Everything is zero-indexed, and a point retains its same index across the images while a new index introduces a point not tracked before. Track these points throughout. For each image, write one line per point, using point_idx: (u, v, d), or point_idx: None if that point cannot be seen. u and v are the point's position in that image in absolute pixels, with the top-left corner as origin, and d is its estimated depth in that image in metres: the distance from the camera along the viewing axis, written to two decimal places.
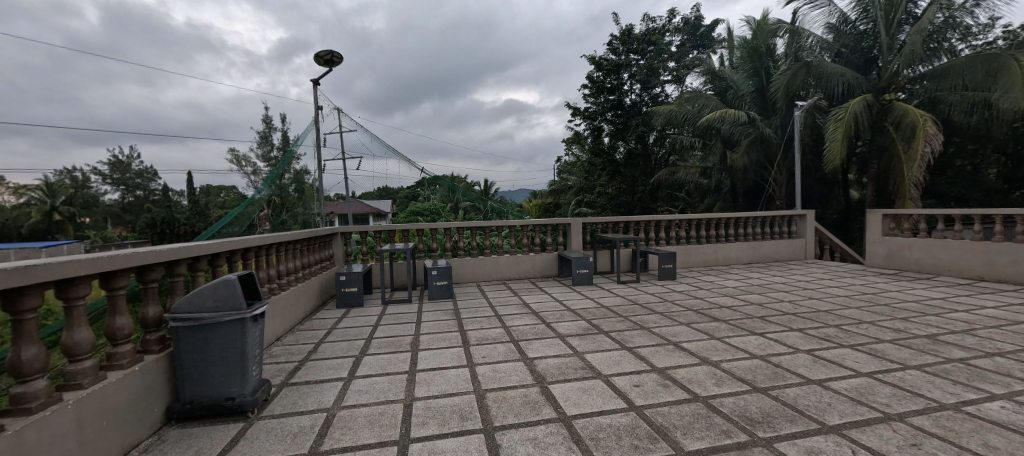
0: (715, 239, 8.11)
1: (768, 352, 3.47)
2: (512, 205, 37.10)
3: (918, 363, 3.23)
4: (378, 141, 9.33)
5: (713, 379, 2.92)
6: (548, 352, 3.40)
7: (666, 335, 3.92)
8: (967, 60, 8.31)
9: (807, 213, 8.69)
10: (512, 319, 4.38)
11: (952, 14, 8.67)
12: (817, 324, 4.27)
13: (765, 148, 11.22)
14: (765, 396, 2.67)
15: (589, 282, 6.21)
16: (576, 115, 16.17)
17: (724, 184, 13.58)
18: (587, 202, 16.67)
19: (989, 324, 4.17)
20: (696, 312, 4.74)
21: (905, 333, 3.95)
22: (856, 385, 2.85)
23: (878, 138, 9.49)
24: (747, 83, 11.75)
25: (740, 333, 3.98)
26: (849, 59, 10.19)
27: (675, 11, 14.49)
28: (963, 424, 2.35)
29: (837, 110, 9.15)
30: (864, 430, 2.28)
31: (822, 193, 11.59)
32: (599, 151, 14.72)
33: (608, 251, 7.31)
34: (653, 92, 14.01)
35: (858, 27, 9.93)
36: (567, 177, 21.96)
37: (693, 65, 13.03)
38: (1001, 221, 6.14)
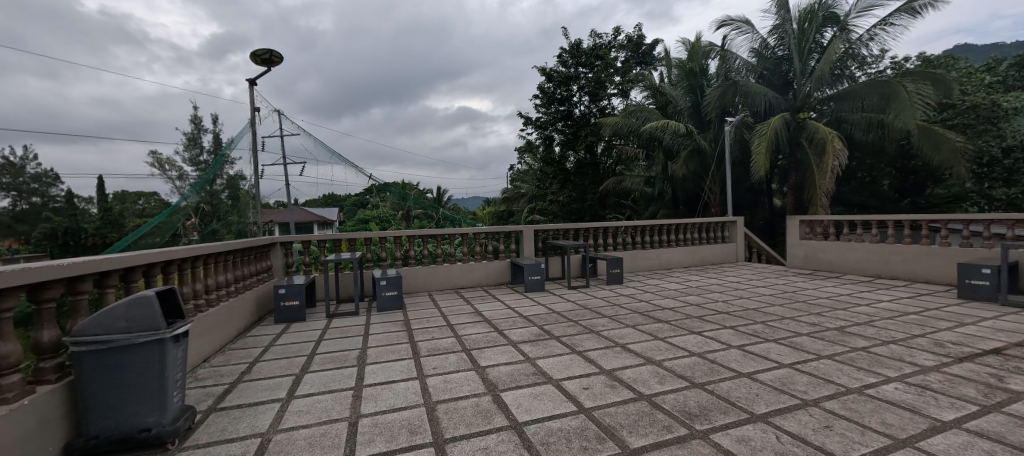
0: (658, 245, 8.55)
1: (705, 349, 3.72)
2: (466, 212, 36.85)
3: (830, 353, 3.61)
4: (323, 147, 8.96)
5: (655, 378, 3.07)
6: (500, 359, 3.40)
7: (614, 337, 4.07)
8: (864, 86, 9.51)
9: (737, 219, 9.43)
10: (465, 328, 4.33)
11: (851, 46, 9.89)
12: (747, 321, 4.62)
13: (701, 159, 12.06)
14: (702, 391, 2.85)
15: (541, 288, 6.31)
16: (528, 124, 16.48)
17: (667, 192, 14.38)
18: (540, 210, 16.96)
19: (886, 316, 4.75)
20: (642, 314, 4.97)
21: (819, 326, 4.39)
22: (779, 376, 3.12)
23: (795, 152, 10.54)
24: (685, 98, 12.61)
25: (681, 333, 4.22)
26: (771, 81, 11.23)
27: (621, 29, 15.24)
28: (866, 405, 2.65)
29: (761, 127, 10.05)
30: (786, 416, 2.50)
31: (750, 201, 12.62)
32: (550, 160, 15.09)
33: (560, 258, 7.48)
34: (600, 105, 14.59)
35: (777, 52, 11.03)
36: (520, 184, 22.23)
37: (637, 81, 13.78)
38: (893, 225, 7.04)
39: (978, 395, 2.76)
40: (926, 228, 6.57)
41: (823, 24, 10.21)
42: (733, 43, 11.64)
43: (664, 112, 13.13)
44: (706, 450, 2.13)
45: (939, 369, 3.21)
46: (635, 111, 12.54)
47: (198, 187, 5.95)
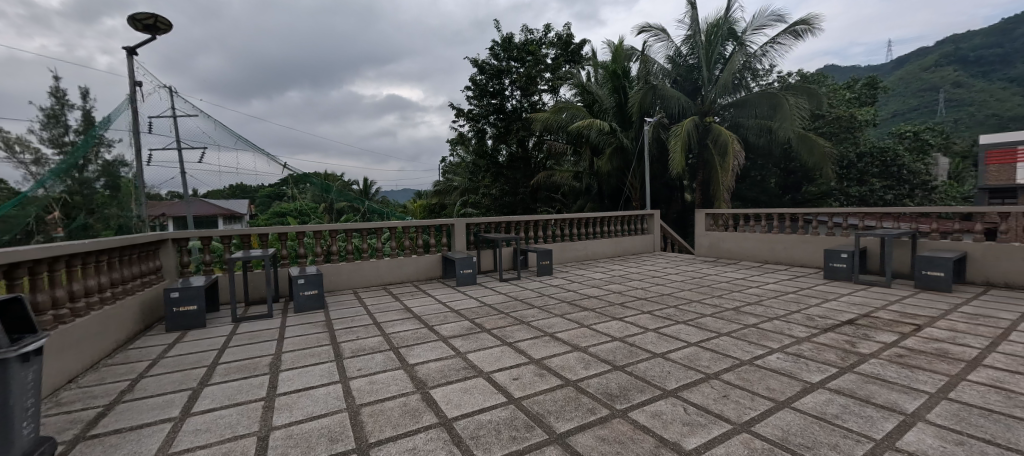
0: (584, 236, 8.94)
1: (625, 333, 3.97)
2: (395, 205, 35.58)
3: (728, 330, 4.06)
4: (230, 130, 8.17)
5: (581, 363, 3.21)
6: (429, 356, 3.33)
7: (543, 327, 4.18)
8: (758, 96, 10.74)
9: (653, 213, 10.18)
10: (392, 325, 4.18)
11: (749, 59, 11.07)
12: (662, 306, 5.01)
13: (624, 156, 12.81)
14: (622, 372, 3.04)
15: (473, 282, 6.29)
16: (460, 116, 16.34)
17: (593, 186, 14.42)
18: (474, 202, 17.15)
19: (772, 295, 5.44)
20: (569, 303, 5.16)
21: (720, 307, 4.91)
22: (688, 354, 3.43)
23: (703, 152, 11.60)
24: (610, 98, 13.11)
25: (604, 319, 4.46)
26: (683, 86, 12.18)
27: (551, 26, 15.60)
28: (756, 374, 3.01)
29: (676, 127, 10.91)
30: (692, 390, 2.76)
31: (666, 196, 13.67)
32: (483, 153, 15.34)
33: (491, 251, 7.47)
34: (531, 100, 14.86)
35: (688, 60, 11.98)
36: (451, 177, 21.96)
37: (567, 78, 14.32)
38: (778, 217, 8.07)
39: (838, 359, 3.27)
40: (802, 220, 7.63)
41: (726, 38, 11.28)
42: (651, 49, 12.43)
43: (590, 110, 13.64)
44: (626, 428, 2.28)
45: (810, 339, 3.76)
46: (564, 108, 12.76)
47: (57, 174, 4.73)
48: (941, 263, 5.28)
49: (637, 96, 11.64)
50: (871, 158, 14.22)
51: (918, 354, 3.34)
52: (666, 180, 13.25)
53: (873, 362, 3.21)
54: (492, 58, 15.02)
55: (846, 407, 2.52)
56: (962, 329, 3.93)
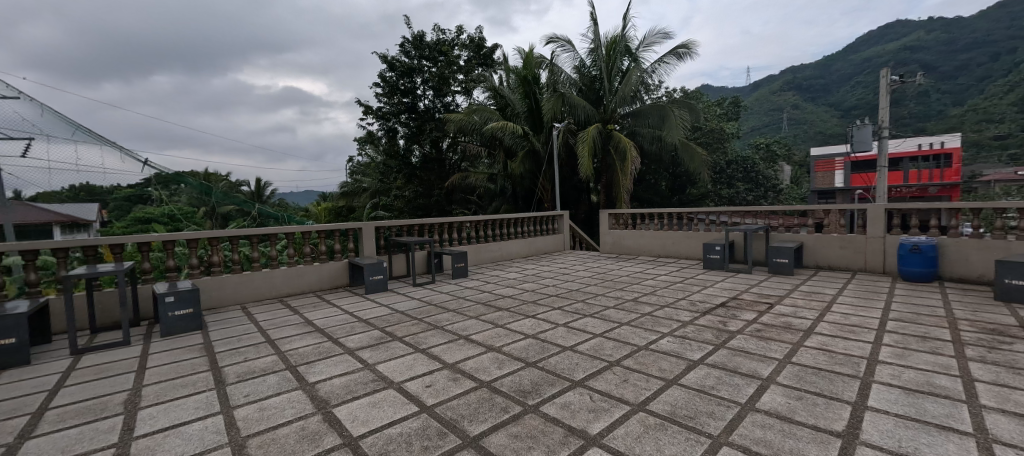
0: (498, 238, 9.05)
1: (537, 330, 4.10)
2: (296, 208, 32.73)
3: (628, 319, 4.42)
4: (66, 119, 6.86)
5: (495, 364, 3.23)
6: (333, 371, 3.08)
7: (458, 330, 4.13)
8: (651, 108, 11.87)
9: (563, 213, 10.69)
10: (290, 341, 3.79)
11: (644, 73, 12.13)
12: (571, 301, 5.30)
13: (536, 159, 13.22)
14: (534, 368, 3.13)
15: (384, 288, 5.98)
16: (368, 114, 15.70)
17: (508, 188, 14.45)
18: (384, 205, 16.55)
19: (665, 285, 6.06)
20: (484, 305, 5.18)
21: (622, 299, 5.33)
22: (593, 344, 3.65)
23: (606, 158, 12.45)
24: (522, 103, 13.20)
25: (518, 318, 4.57)
26: (587, 95, 12.92)
27: (463, 28, 15.68)
28: (651, 357, 3.32)
29: (582, 133, 11.57)
30: (597, 377, 2.94)
31: (574, 198, 14.45)
32: (394, 153, 15.50)
33: (403, 255, 7.16)
34: (444, 100, 15.03)
35: (591, 71, 12.79)
36: (360, 179, 20.79)
37: (479, 81, 14.50)
38: (669, 216, 8.99)
39: (714, 338, 3.74)
40: (686, 218, 8.61)
41: (622, 53, 12.29)
42: (559, 59, 13.02)
43: (503, 114, 13.77)
44: (537, 422, 2.35)
45: (693, 322, 4.26)
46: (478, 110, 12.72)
47: None
48: (786, 251, 6.37)
49: (548, 103, 12.07)
50: (737, 165, 16.70)
51: (773, 328, 3.97)
52: (574, 182, 14.03)
53: (740, 338, 3.74)
54: (403, 55, 14.91)
55: (720, 378, 2.89)
56: (802, 304, 4.77)
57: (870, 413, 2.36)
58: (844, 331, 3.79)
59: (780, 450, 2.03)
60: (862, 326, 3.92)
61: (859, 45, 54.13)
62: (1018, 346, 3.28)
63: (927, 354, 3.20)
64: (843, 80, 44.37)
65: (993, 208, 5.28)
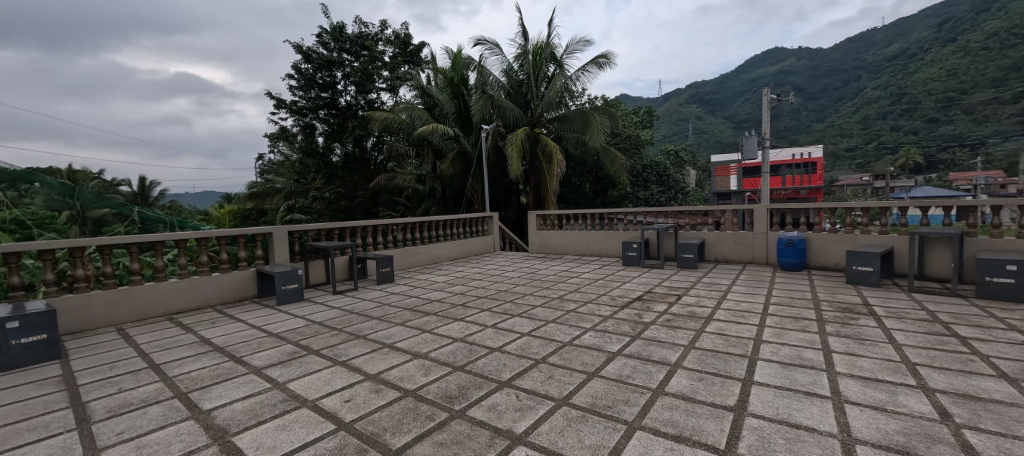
0: (426, 240, 8.81)
1: (465, 333, 4.07)
2: (194, 211, 29.02)
3: (554, 317, 4.56)
4: None
5: (421, 371, 3.13)
6: (234, 395, 2.77)
7: (381, 338, 3.94)
8: (575, 113, 12.27)
9: (492, 214, 10.74)
10: (182, 364, 3.33)
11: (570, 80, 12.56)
12: (500, 302, 5.33)
13: (466, 161, 13.04)
14: (461, 372, 3.09)
15: (299, 298, 5.51)
16: (280, 107, 14.52)
17: (437, 189, 14.14)
18: (302, 207, 15.40)
19: (590, 282, 6.35)
20: (411, 310, 5.00)
21: (549, 298, 5.48)
22: (520, 344, 3.71)
23: (534, 161, 12.71)
24: (451, 103, 12.99)
25: (446, 322, 4.48)
26: (515, 98, 13.08)
27: (387, 23, 15.15)
28: (573, 352, 3.47)
29: (511, 136, 11.71)
30: (523, 377, 2.99)
31: (504, 199, 14.57)
32: (312, 151, 14.61)
33: (322, 261, 6.66)
34: (368, 97, 14.44)
35: (519, 75, 12.98)
36: (272, 178, 19.07)
37: (405, 79, 14.08)
38: (592, 217, 9.46)
39: (631, 330, 4.01)
40: (606, 218, 9.13)
41: (548, 60, 12.65)
42: (487, 61, 13.06)
43: (431, 114, 13.48)
44: (463, 427, 2.32)
45: (613, 316, 4.51)
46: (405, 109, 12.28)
47: None
48: (692, 247, 7.04)
49: (477, 105, 12.02)
50: (650, 170, 18.10)
51: (680, 317, 4.36)
52: (504, 184, 14.16)
53: (653, 328, 4.05)
54: (321, 46, 14.01)
55: (635, 367, 3.10)
56: (704, 295, 5.30)
57: (756, 387, 2.69)
58: (736, 316, 4.29)
59: (684, 429, 2.23)
60: (751, 312, 4.45)
61: (748, 67, 61.83)
62: (863, 321, 3.97)
63: (798, 332, 3.74)
64: (736, 96, 50.33)
65: (846, 207, 6.32)
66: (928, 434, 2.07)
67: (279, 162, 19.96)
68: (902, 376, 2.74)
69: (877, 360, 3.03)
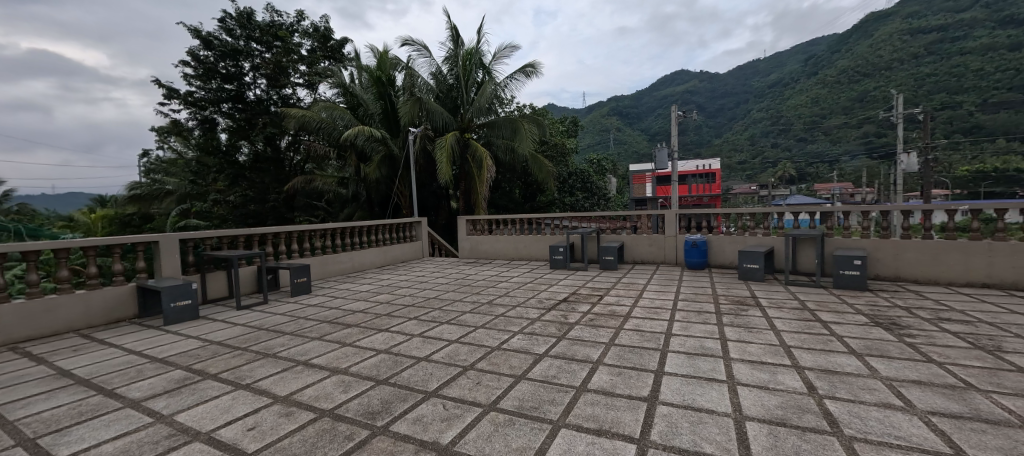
0: (349, 247, 8.32)
1: (390, 344, 3.89)
2: (57, 217, 24.46)
3: (483, 322, 4.54)
4: None
5: (340, 388, 2.93)
6: (102, 435, 2.35)
7: (295, 356, 3.62)
8: (505, 120, 12.30)
9: (420, 220, 10.49)
10: (31, 404, 2.76)
11: (500, 87, 12.63)
12: (428, 310, 5.18)
13: (392, 164, 12.53)
14: (384, 386, 2.95)
15: (193, 316, 4.86)
16: (172, 98, 12.86)
17: (362, 193, 13.44)
18: (200, 212, 13.73)
19: (520, 286, 6.44)
20: (330, 323, 4.67)
21: (478, 303, 5.45)
22: (448, 351, 3.65)
23: (464, 166, 12.60)
24: (376, 104, 12.47)
25: (369, 333, 4.25)
26: (444, 101, 12.85)
27: (305, 14, 14.16)
28: (501, 356, 3.48)
29: (440, 141, 11.51)
30: (451, 385, 2.94)
31: (433, 204, 14.27)
32: (213, 150, 13.17)
33: (224, 273, 5.96)
34: (282, 93, 13.40)
35: (448, 79, 12.81)
36: (163, 178, 16.79)
37: (326, 75, 13.24)
38: (521, 222, 9.63)
39: (557, 331, 4.14)
40: (534, 223, 9.37)
41: (477, 65, 12.63)
42: (415, 62, 12.73)
43: (354, 114, 12.80)
44: (386, 444, 2.21)
45: (540, 318, 4.62)
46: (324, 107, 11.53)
47: None
48: (612, 250, 7.49)
49: (405, 107, 11.65)
50: (576, 177, 18.92)
51: (602, 316, 4.60)
52: (433, 188, 13.85)
53: (577, 328, 4.22)
54: (224, 32, 12.66)
55: (561, 367, 3.20)
56: (623, 294, 5.66)
57: (666, 377, 2.92)
58: (650, 313, 4.64)
59: (604, 422, 2.35)
60: (663, 308, 4.84)
61: (659, 85, 67.78)
62: (751, 311, 4.52)
63: (701, 324, 4.15)
64: (650, 111, 54.82)
65: (739, 212, 7.15)
66: (799, 407, 2.40)
67: (170, 160, 17.59)
68: (781, 358, 3.16)
69: (763, 345, 3.46)
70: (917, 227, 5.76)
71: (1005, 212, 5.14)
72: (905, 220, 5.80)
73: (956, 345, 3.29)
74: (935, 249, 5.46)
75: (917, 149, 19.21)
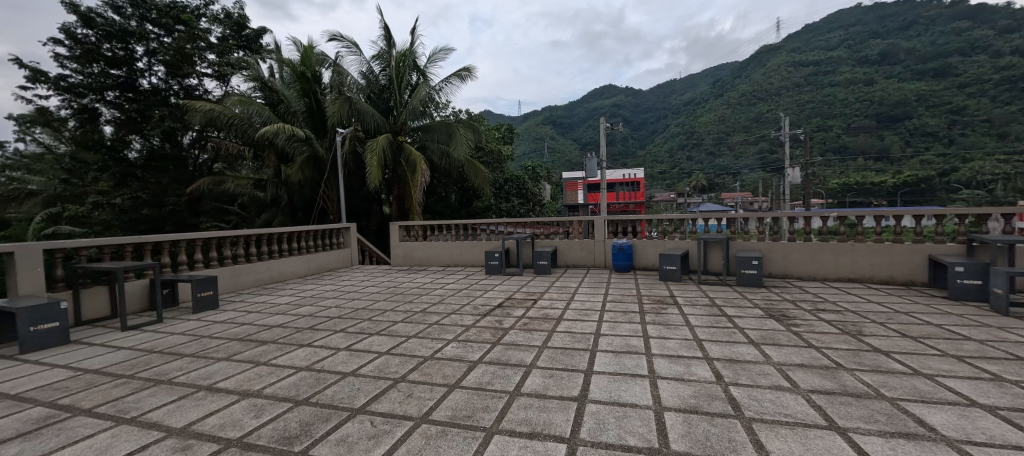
0: (265, 256, 7.63)
1: (312, 360, 3.62)
2: None
3: (415, 332, 4.40)
4: None
5: (252, 412, 2.67)
6: None
7: (196, 380, 3.22)
8: (440, 124, 12.06)
9: (350, 225, 9.93)
10: None
11: (435, 91, 12.40)
12: (356, 321, 4.90)
13: (318, 166, 11.73)
14: (304, 406, 2.73)
15: (61, 341, 4.14)
16: (41, 81, 10.96)
17: (282, 197, 12.44)
18: (76, 216, 11.79)
19: (455, 293, 6.35)
20: (240, 341, 4.24)
21: (410, 312, 5.27)
22: (377, 364, 3.48)
23: (397, 171, 12.16)
24: (299, 101, 11.65)
25: (288, 350, 3.92)
26: (376, 103, 12.34)
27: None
28: (434, 366, 3.40)
29: (372, 143, 11.03)
30: (380, 400, 2.80)
31: (364, 209, 13.59)
32: (94, 144, 11.42)
33: (105, 289, 5.16)
34: (185, 83, 12.04)
35: (381, 79, 12.33)
36: (25, 176, 14.17)
37: (240, 67, 12.14)
38: (457, 228, 9.49)
39: (492, 337, 4.14)
40: (469, 229, 9.30)
41: (411, 68, 12.31)
42: (343, 60, 12.10)
43: (274, 111, 11.86)
44: None
45: (474, 325, 4.59)
46: (238, 102, 10.55)
47: None
48: (546, 254, 7.68)
49: (332, 107, 11.03)
50: (511, 184, 19.16)
51: (535, 320, 4.70)
52: (363, 193, 13.21)
53: (512, 333, 4.26)
54: (111, 10, 11.05)
55: (494, 373, 3.20)
56: (556, 297, 5.83)
57: (595, 376, 3.05)
58: (580, 315, 4.83)
59: (536, 425, 2.38)
60: (592, 310, 5.06)
61: (589, 98, 71.36)
62: (670, 309, 4.90)
63: (627, 323, 4.39)
64: (580, 121, 57.44)
65: (660, 218, 7.70)
66: (709, 395, 2.63)
67: (35, 155, 14.90)
68: (694, 351, 3.46)
69: (680, 340, 3.76)
70: (801, 231, 6.62)
71: (863, 217, 6.12)
72: (791, 225, 6.65)
73: (831, 331, 3.83)
74: (814, 249, 6.35)
75: (799, 165, 22.26)
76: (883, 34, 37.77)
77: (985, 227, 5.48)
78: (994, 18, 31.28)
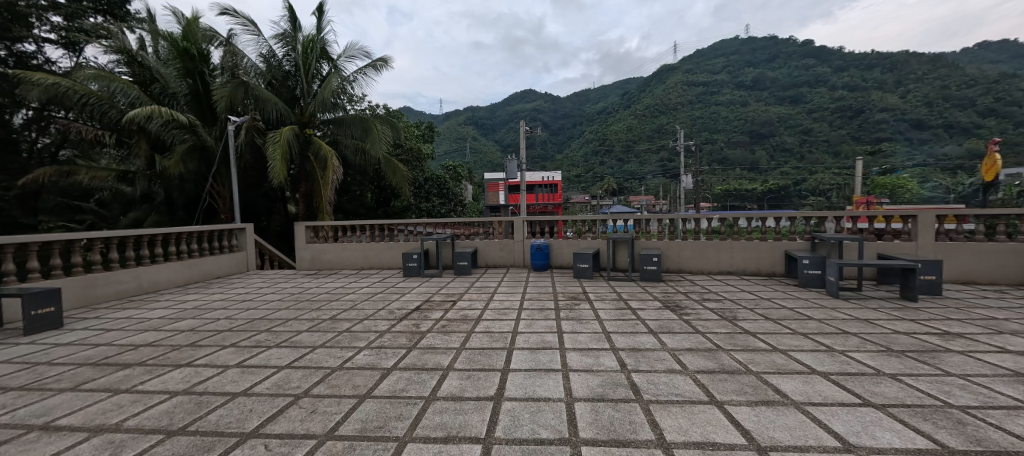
0: (131, 262, 6.48)
1: (192, 382, 3.16)
2: None
3: (323, 341, 4.07)
4: None
5: (107, 450, 2.24)
6: None
7: (27, 419, 2.62)
8: (353, 118, 11.23)
9: (245, 226, 8.86)
10: None
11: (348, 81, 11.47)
12: (250, 334, 4.38)
13: (204, 158, 10.29)
14: (179, 437, 2.37)
15: None
16: None
17: (156, 192, 10.69)
18: None
19: (369, 298, 6.02)
20: (95, 366, 3.54)
21: (317, 320, 4.86)
22: (275, 381, 3.14)
23: (303, 166, 11.16)
24: (179, 83, 10.11)
25: (160, 371, 3.38)
26: (279, 91, 11.20)
27: None
28: (343, 377, 3.17)
29: (274, 135, 9.97)
30: (276, 421, 2.53)
31: (263, 208, 12.23)
32: None
33: None
34: (16, 49, 9.77)
35: (283, 65, 11.20)
36: None
37: (96, 34, 10.17)
38: (372, 229, 9.00)
39: (408, 341, 4.00)
40: (385, 229, 8.87)
41: (320, 56, 11.35)
42: (238, 39, 10.75)
43: (144, 91, 10.13)
44: None
45: (389, 330, 4.40)
46: (93, 77, 8.82)
47: None
48: (466, 255, 7.64)
49: (223, 91, 9.75)
50: (432, 183, 18.70)
51: (454, 321, 4.64)
52: (262, 190, 11.90)
53: (429, 336, 4.16)
54: None
55: (409, 379, 3.09)
56: (475, 298, 5.84)
57: (511, 374, 3.10)
58: (499, 314, 4.89)
59: (452, 428, 2.35)
60: (511, 309, 5.14)
61: (510, 100, 72.80)
62: (582, 305, 5.18)
63: (543, 320, 4.54)
64: (501, 123, 58.34)
65: (575, 219, 8.12)
66: (614, 383, 2.83)
67: None
68: (602, 343, 3.70)
69: (591, 334, 3.99)
70: (693, 230, 7.46)
71: (740, 219, 7.10)
72: (684, 225, 7.43)
73: (713, 318, 4.38)
74: (701, 247, 7.20)
75: (691, 172, 25.07)
76: (755, 64, 44.08)
77: (824, 227, 6.66)
78: (832, 57, 38.29)
